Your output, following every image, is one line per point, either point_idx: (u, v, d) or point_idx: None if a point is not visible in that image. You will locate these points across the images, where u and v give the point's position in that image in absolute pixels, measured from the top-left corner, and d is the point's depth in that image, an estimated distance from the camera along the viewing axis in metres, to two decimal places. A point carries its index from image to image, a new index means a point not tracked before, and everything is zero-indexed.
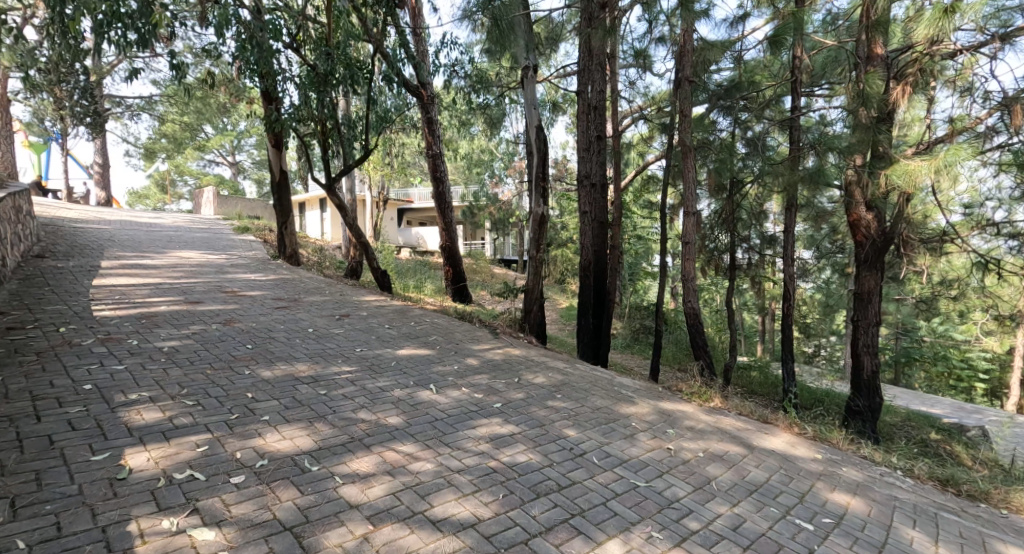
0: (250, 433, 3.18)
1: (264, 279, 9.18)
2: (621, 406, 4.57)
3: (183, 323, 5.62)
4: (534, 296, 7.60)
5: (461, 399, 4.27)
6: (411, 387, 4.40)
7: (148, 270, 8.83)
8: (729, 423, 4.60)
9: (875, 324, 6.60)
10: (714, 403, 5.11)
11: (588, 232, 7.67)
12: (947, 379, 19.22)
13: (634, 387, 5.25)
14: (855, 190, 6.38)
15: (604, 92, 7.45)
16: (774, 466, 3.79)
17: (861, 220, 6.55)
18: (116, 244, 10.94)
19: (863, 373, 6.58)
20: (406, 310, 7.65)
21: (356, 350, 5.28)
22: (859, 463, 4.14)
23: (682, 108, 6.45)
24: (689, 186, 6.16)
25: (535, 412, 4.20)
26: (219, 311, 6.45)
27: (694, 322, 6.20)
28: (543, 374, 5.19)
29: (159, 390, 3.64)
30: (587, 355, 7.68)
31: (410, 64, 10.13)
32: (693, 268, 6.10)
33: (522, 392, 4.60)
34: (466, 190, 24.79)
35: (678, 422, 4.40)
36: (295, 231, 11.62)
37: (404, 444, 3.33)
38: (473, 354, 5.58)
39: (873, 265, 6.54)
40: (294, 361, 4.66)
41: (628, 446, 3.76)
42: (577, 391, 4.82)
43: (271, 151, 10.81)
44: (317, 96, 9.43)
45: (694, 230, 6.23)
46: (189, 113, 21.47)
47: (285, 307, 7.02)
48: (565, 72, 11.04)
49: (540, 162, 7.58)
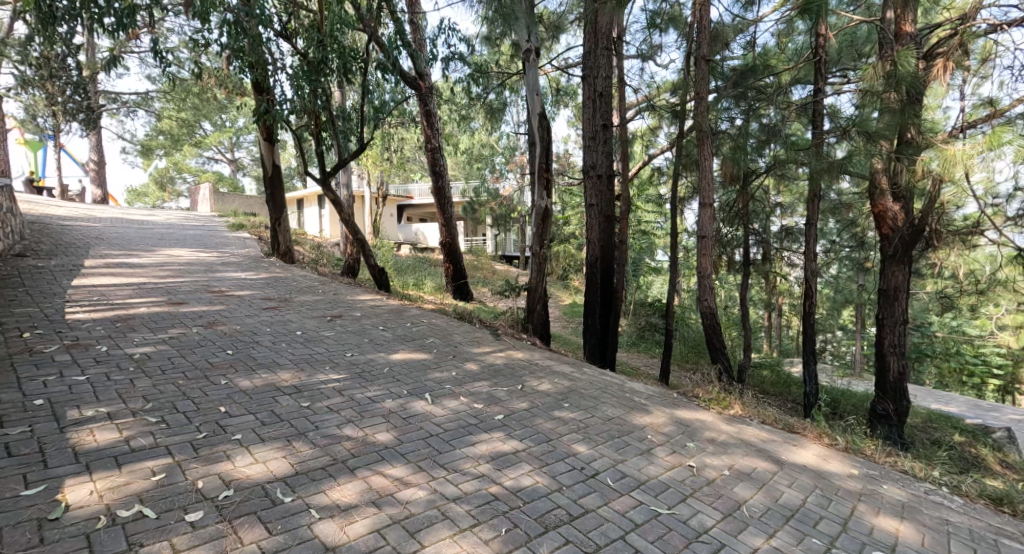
0: (219, 455, 2.79)
1: (255, 278, 8.80)
2: (635, 416, 4.18)
3: (161, 326, 5.24)
4: (538, 294, 7.19)
5: (459, 410, 3.88)
6: (404, 397, 3.99)
7: (133, 269, 8.45)
8: (754, 434, 4.20)
9: (902, 322, 6.21)
10: (734, 410, 4.69)
11: (595, 227, 7.21)
12: (959, 375, 18.78)
13: (646, 393, 4.84)
14: (882, 178, 5.96)
15: (611, 78, 7.00)
16: (809, 485, 3.39)
17: (887, 212, 6.16)
18: (104, 242, 10.54)
19: (888, 375, 6.18)
20: (402, 310, 7.26)
21: (346, 355, 4.88)
22: (900, 480, 3.75)
23: (697, 91, 5.97)
24: (706, 176, 5.70)
25: (540, 424, 3.80)
26: (204, 313, 6.05)
27: (711, 321, 5.78)
28: (549, 380, 4.79)
29: (120, 405, 3.24)
30: (594, 358, 7.25)
31: (408, 53, 9.70)
32: (709, 264, 5.69)
33: (526, 401, 4.21)
34: (467, 185, 24.33)
35: (698, 434, 4.02)
36: (289, 227, 11.20)
37: (393, 466, 2.93)
38: (473, 359, 5.18)
39: (902, 259, 6.13)
40: (277, 369, 4.27)
41: (646, 464, 3.37)
42: (586, 399, 4.42)
43: (263, 144, 10.45)
44: (309, 87, 9.00)
45: (712, 221, 5.76)
46: (186, 109, 21.07)
47: (274, 307, 6.63)
48: (567, 65, 10.70)
49: (543, 152, 7.13)
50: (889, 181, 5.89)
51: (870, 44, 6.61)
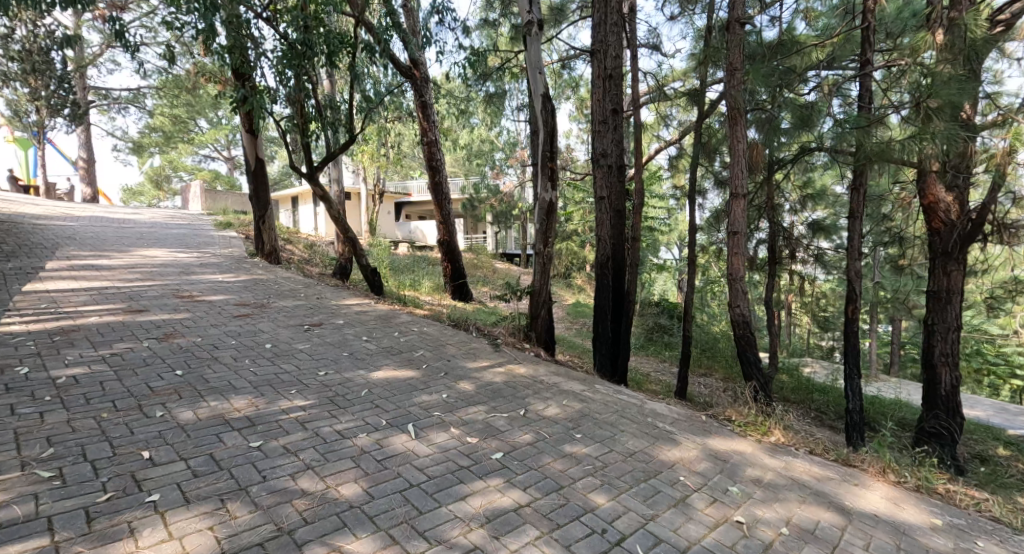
0: (117, 530, 2.12)
1: (233, 280, 8.09)
2: (662, 450, 3.48)
3: (106, 340, 4.52)
4: (541, 299, 6.43)
5: (449, 447, 3.17)
6: (382, 430, 3.27)
7: (99, 271, 7.74)
8: (805, 470, 3.50)
9: (955, 329, 5.51)
10: (775, 438, 3.97)
11: (605, 222, 6.40)
12: (978, 376, 17.99)
13: (671, 417, 4.12)
14: (934, 166, 5.17)
15: (623, 55, 6.25)
16: (889, 548, 2.72)
17: (939, 204, 5.44)
18: (75, 242, 9.80)
19: (940, 388, 5.48)
20: (391, 317, 6.53)
21: (317, 374, 4.15)
22: (993, 532, 3.06)
23: (728, 60, 5.13)
24: (738, 162, 4.97)
25: (548, 464, 3.11)
26: (164, 322, 5.33)
27: (744, 331, 5.03)
28: (556, 403, 4.06)
29: (10, 452, 2.55)
30: (605, 369, 6.47)
31: (400, 39, 8.96)
32: (741, 265, 4.98)
33: (530, 432, 3.50)
34: (466, 181, 23.62)
35: (740, 472, 3.33)
36: (274, 225, 10.44)
37: (357, 539, 2.26)
38: (467, 377, 4.45)
39: (957, 257, 5.41)
40: (231, 395, 3.55)
41: (683, 521, 2.69)
42: (602, 428, 3.70)
43: (245, 136, 9.65)
44: (293, 74, 8.21)
45: (745, 214, 4.97)
46: (179, 104, 20.46)
47: (246, 315, 5.90)
48: (570, 57, 10.01)
49: (546, 138, 6.29)
50: (944, 165, 5.09)
51: (907, 19, 5.69)
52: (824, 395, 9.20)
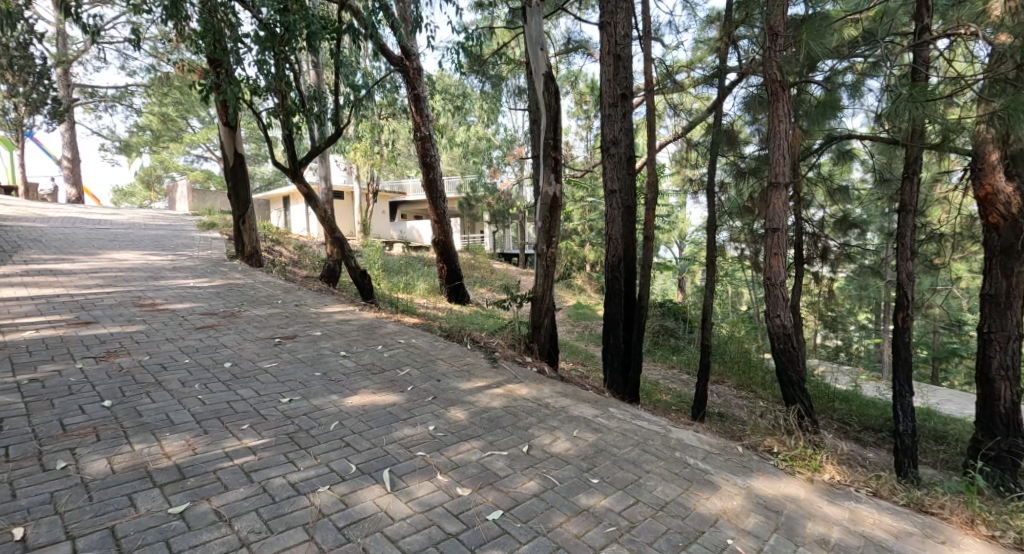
0: None
1: (204, 285, 7.38)
2: (701, 499, 2.81)
3: (33, 361, 3.82)
4: (544, 305, 5.70)
5: (433, 504, 2.48)
6: (350, 480, 2.59)
7: (56, 276, 7.05)
8: (876, 522, 2.82)
9: (1017, 338, 4.83)
10: (829, 476, 3.29)
11: (616, 219, 5.71)
12: None
13: (703, 451, 3.43)
14: (994, 153, 4.52)
15: (633, 30, 5.57)
16: None
17: (998, 196, 4.79)
18: (38, 244, 9.06)
19: (999, 405, 4.79)
20: (375, 326, 5.83)
21: (279, 403, 3.45)
22: None
23: (767, 24, 4.44)
24: (777, 146, 4.30)
25: (561, 525, 2.43)
26: (111, 336, 4.63)
27: (783, 345, 4.37)
28: (565, 436, 3.37)
29: None
30: (616, 383, 5.77)
31: (388, 25, 8.21)
32: (781, 269, 4.32)
33: (536, 478, 2.81)
34: (463, 180, 22.91)
35: (800, 529, 2.66)
36: (254, 225, 9.72)
37: None
38: (460, 402, 3.76)
39: (1021, 256, 4.76)
40: (164, 435, 2.85)
41: None
42: (623, 469, 3.02)
43: (223, 131, 8.91)
44: (273, 62, 7.45)
45: (784, 210, 4.31)
46: (165, 102, 19.75)
47: (210, 327, 5.21)
48: (570, 49, 9.30)
49: (549, 122, 5.56)
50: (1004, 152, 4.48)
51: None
52: (846, 404, 8.55)
